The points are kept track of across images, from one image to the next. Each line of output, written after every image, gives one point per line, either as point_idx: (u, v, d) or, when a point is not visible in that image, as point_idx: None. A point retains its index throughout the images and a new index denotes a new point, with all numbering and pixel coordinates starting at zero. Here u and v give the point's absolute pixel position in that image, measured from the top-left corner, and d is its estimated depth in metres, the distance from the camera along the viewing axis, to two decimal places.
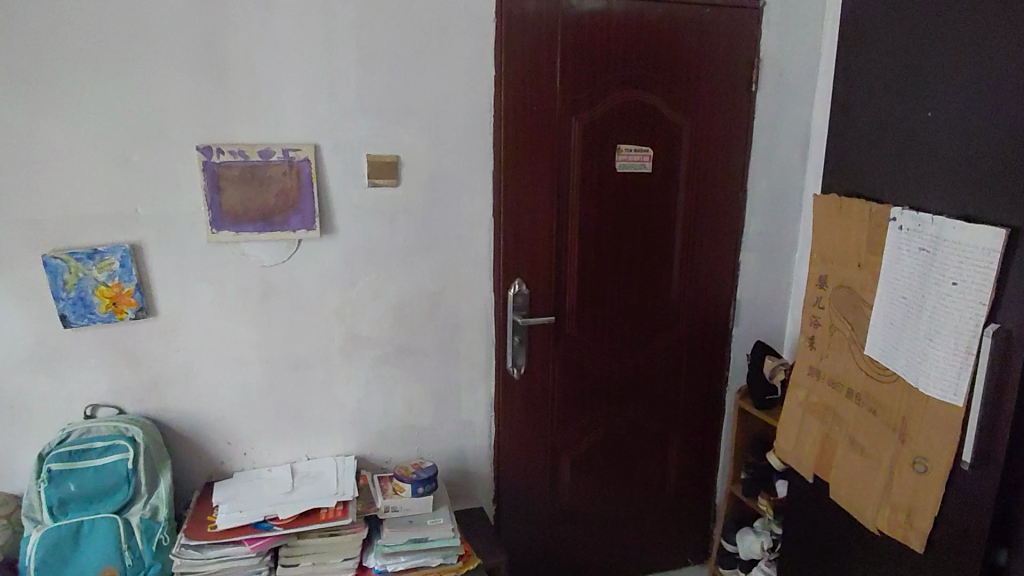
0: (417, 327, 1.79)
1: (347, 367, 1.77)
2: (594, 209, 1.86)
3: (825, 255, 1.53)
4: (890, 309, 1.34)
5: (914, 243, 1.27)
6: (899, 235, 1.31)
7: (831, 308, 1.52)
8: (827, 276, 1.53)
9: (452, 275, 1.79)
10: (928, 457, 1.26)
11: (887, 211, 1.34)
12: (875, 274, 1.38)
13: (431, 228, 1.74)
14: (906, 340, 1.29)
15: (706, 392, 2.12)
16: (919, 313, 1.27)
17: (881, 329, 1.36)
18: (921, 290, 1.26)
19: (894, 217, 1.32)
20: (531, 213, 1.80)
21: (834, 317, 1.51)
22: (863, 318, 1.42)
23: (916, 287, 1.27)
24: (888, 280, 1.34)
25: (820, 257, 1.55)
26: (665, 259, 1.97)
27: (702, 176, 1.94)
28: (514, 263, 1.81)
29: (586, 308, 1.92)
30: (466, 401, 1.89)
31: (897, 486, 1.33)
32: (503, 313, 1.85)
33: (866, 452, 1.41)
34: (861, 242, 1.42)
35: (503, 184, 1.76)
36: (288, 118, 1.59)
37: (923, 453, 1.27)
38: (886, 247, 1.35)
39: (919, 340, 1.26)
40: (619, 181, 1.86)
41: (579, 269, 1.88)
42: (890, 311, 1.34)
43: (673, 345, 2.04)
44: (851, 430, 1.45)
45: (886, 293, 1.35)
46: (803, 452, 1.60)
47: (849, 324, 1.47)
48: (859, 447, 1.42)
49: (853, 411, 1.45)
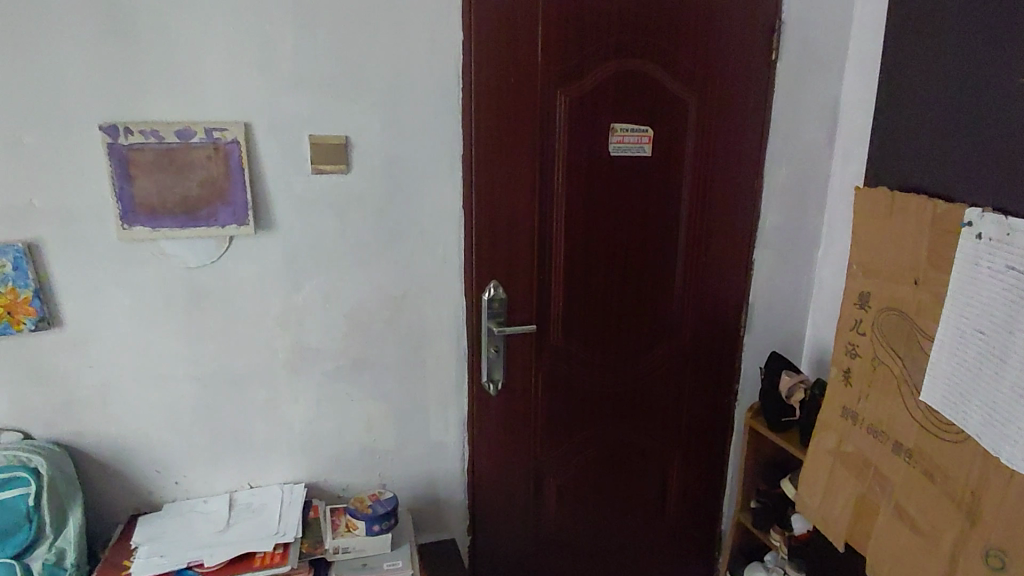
0: (376, 338, 1.54)
1: (294, 383, 1.52)
2: (584, 200, 1.59)
3: (869, 269, 1.31)
4: (961, 342, 1.10)
5: (999, 260, 1.03)
6: (980, 247, 1.07)
7: (874, 338, 1.30)
8: (870, 295, 1.32)
9: (416, 276, 1.53)
10: (1007, 542, 1.03)
11: (960, 212, 1.11)
12: (936, 300, 1.16)
13: (389, 222, 1.48)
14: (985, 381, 1.06)
15: (712, 407, 1.87)
16: (1004, 350, 1.03)
17: (948, 365, 1.13)
18: (1008, 321, 1.02)
19: (972, 222, 1.08)
20: (508, 205, 1.53)
21: (878, 349, 1.29)
22: (917, 355, 1.20)
23: (1000, 316, 1.03)
24: (960, 305, 1.10)
25: (862, 268, 1.33)
26: (667, 258, 1.70)
27: (712, 161, 1.66)
28: (489, 263, 1.55)
29: (574, 316, 1.66)
30: (435, 421, 1.64)
31: (961, 569, 1.11)
32: (476, 321, 1.59)
33: (916, 522, 1.19)
34: (917, 250, 1.20)
35: (474, 171, 1.49)
36: (212, 92, 1.32)
37: (1000, 536, 1.04)
38: (958, 264, 1.11)
39: (1002, 383, 1.03)
40: (613, 167, 1.59)
41: (567, 270, 1.62)
42: (961, 346, 1.10)
43: (676, 355, 1.79)
44: (894, 486, 1.24)
45: (956, 321, 1.11)
46: (835, 509, 1.37)
47: (898, 359, 1.25)
48: (911, 515, 1.20)
49: (901, 470, 1.23)
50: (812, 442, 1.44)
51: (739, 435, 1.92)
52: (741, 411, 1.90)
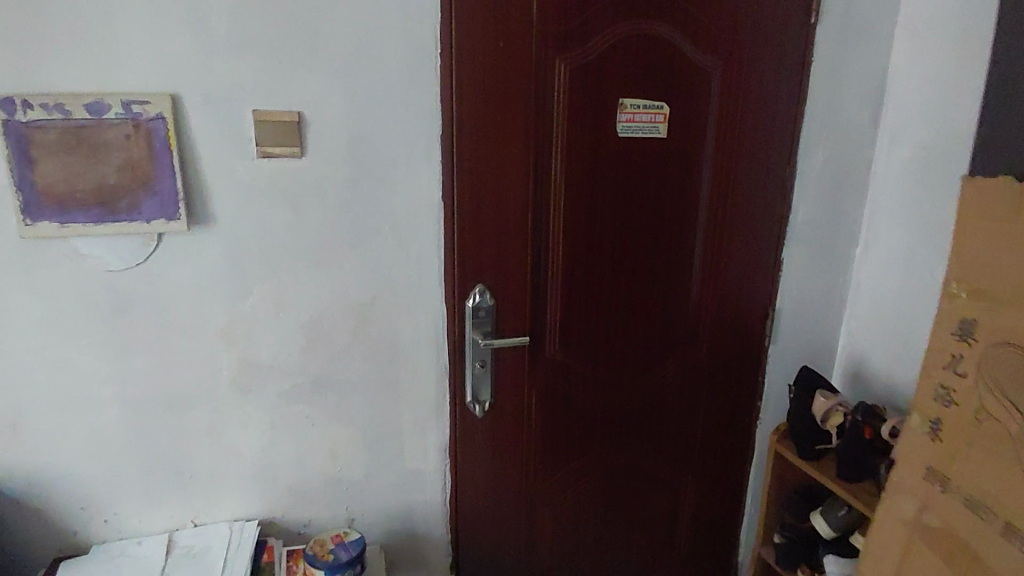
0: (340, 353, 1.30)
1: (244, 406, 1.29)
2: (587, 189, 1.34)
3: (978, 289, 1.02)
4: None
5: None
6: None
7: (979, 383, 1.00)
8: (977, 326, 1.02)
9: (388, 281, 1.29)
10: None
11: None
12: None
13: (354, 215, 1.23)
14: None
15: (732, 426, 1.64)
16: None
17: None
18: None
19: None
20: (496, 195, 1.29)
21: (986, 400, 0.99)
22: None
23: None
24: None
25: (967, 286, 1.04)
26: (683, 257, 1.46)
27: (737, 144, 1.42)
28: (474, 264, 1.31)
29: (574, 326, 1.42)
30: (412, 447, 1.41)
31: None
32: (459, 332, 1.35)
33: None
34: None
35: (455, 154, 1.24)
36: (130, 56, 1.08)
37: None
38: None
39: None
40: (621, 150, 1.34)
41: (565, 271, 1.38)
42: None
43: (691, 368, 1.56)
44: None
45: None
46: None
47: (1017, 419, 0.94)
48: None
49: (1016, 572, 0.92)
50: (882, 509, 1.15)
51: (761, 457, 1.69)
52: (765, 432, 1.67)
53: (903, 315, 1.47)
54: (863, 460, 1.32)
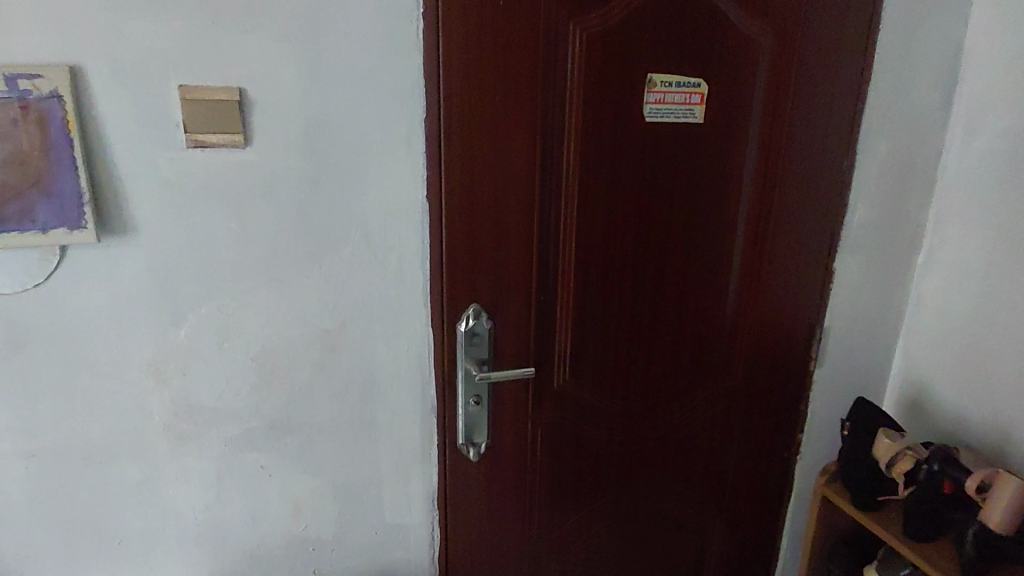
0: (303, 390, 1.06)
1: (183, 457, 1.04)
2: (605, 189, 1.09)
3: None
4: None
5: None
6: None
7: None
8: None
9: (360, 302, 1.04)
10: None
11: None
12: None
13: (316, 221, 0.98)
14: None
15: (769, 461, 1.40)
16: None
17: None
18: None
19: None
20: (494, 197, 1.04)
21: None
22: None
23: None
24: None
25: None
26: (718, 270, 1.22)
27: (787, 133, 1.17)
28: (467, 279, 1.07)
29: (586, 353, 1.18)
30: (393, 498, 1.17)
31: None
32: (449, 362, 1.11)
33: None
34: None
35: (442, 146, 0.99)
36: (12, 14, 0.81)
37: None
38: None
39: None
40: (647, 139, 1.09)
41: (578, 288, 1.13)
42: None
43: (724, 399, 1.32)
44: None
45: None
46: None
47: None
48: None
49: None
50: None
51: (800, 498, 1.46)
52: (807, 469, 1.44)
53: (980, 337, 1.23)
54: (936, 515, 1.12)
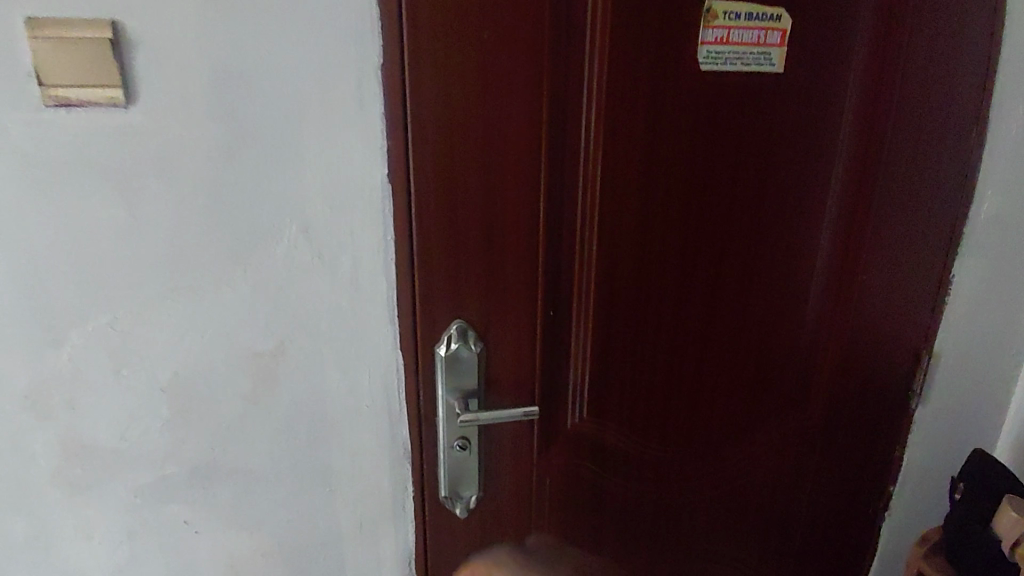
0: (233, 430, 0.81)
1: (82, 510, 0.81)
2: (642, 167, 0.79)
3: None
4: None
5: None
6: None
7: None
8: None
9: (302, 317, 0.77)
10: None
11: None
12: None
13: (237, 211, 0.72)
14: None
15: (847, 518, 1.10)
16: None
17: None
18: None
19: None
20: (485, 179, 0.75)
21: None
22: None
23: None
24: None
25: None
26: (794, 279, 0.91)
27: (900, 90, 0.84)
28: (450, 292, 0.78)
29: (611, 386, 0.89)
30: (358, 563, 0.92)
31: None
32: (426, 398, 0.84)
33: None
34: None
35: (410, 104, 0.71)
36: None
37: None
38: None
39: None
40: (702, 97, 0.78)
41: (602, 301, 0.84)
42: None
43: (795, 442, 1.01)
44: None
45: None
46: None
47: None
48: None
49: None
50: None
51: (883, 560, 1.16)
52: (894, 527, 1.13)
53: None
54: None
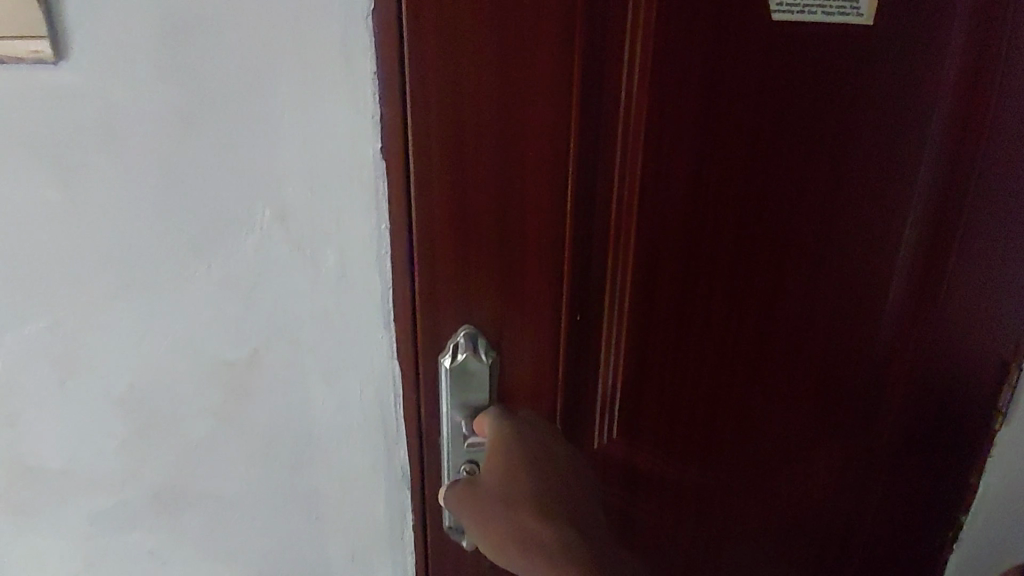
0: (202, 450, 0.69)
1: (33, 537, 0.71)
2: (692, 141, 0.65)
3: None
4: None
5: None
6: None
7: None
8: None
9: (279, 321, 0.64)
10: None
11: None
12: None
13: (197, 193, 0.59)
14: None
15: (911, 546, 0.97)
16: None
17: None
18: None
19: None
20: (502, 155, 0.60)
21: None
22: None
23: None
24: None
25: None
26: (867, 276, 0.77)
27: (1010, 50, 0.70)
28: (459, 295, 0.65)
29: (646, 400, 0.76)
30: None
31: None
32: (429, 417, 0.70)
33: None
34: None
35: (409, 61, 0.55)
36: None
37: None
38: None
39: None
40: (770, 55, 0.64)
41: (638, 302, 0.70)
42: None
43: (856, 464, 0.88)
44: None
45: None
46: None
47: None
48: None
49: None
50: None
51: None
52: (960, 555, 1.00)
53: None
54: None
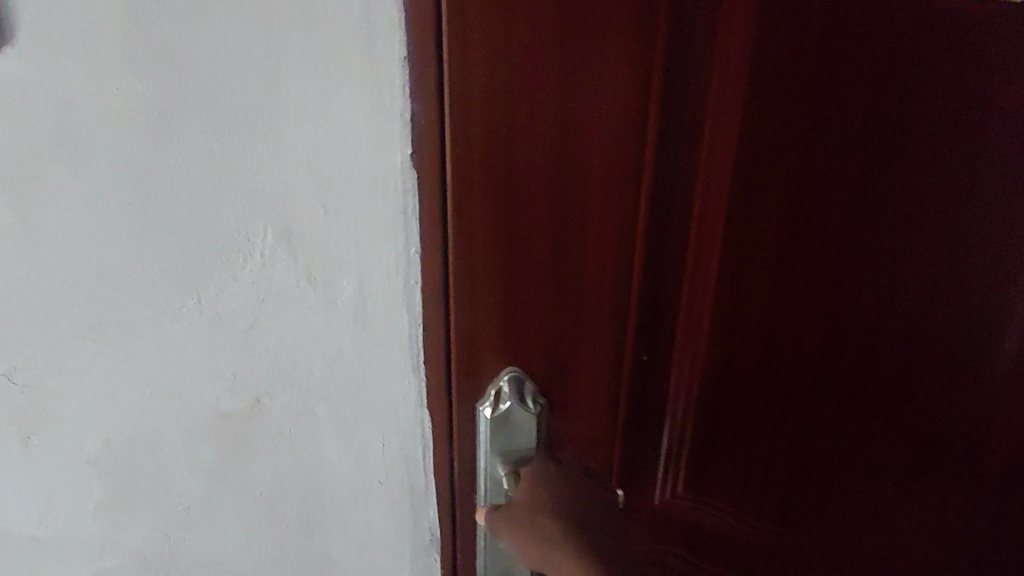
0: (194, 514, 0.58)
1: None
2: (793, 145, 0.52)
3: None
4: None
5: None
6: None
7: None
8: None
9: (284, 366, 0.53)
10: None
11: None
12: None
13: (181, 213, 0.47)
14: None
15: None
16: None
17: None
18: None
19: None
20: (560, 160, 0.48)
21: None
22: None
23: None
24: None
25: None
26: (994, 309, 0.63)
27: None
28: (508, 332, 0.53)
29: (719, 452, 0.64)
30: None
31: None
32: (464, 478, 0.58)
33: None
34: None
35: (448, 39, 0.44)
36: None
37: None
38: None
39: None
40: (897, 37, 0.51)
41: (717, 340, 0.58)
42: None
43: (959, 525, 0.74)
44: None
45: None
46: None
47: None
48: None
49: None
50: None
51: None
52: None
53: None
54: None
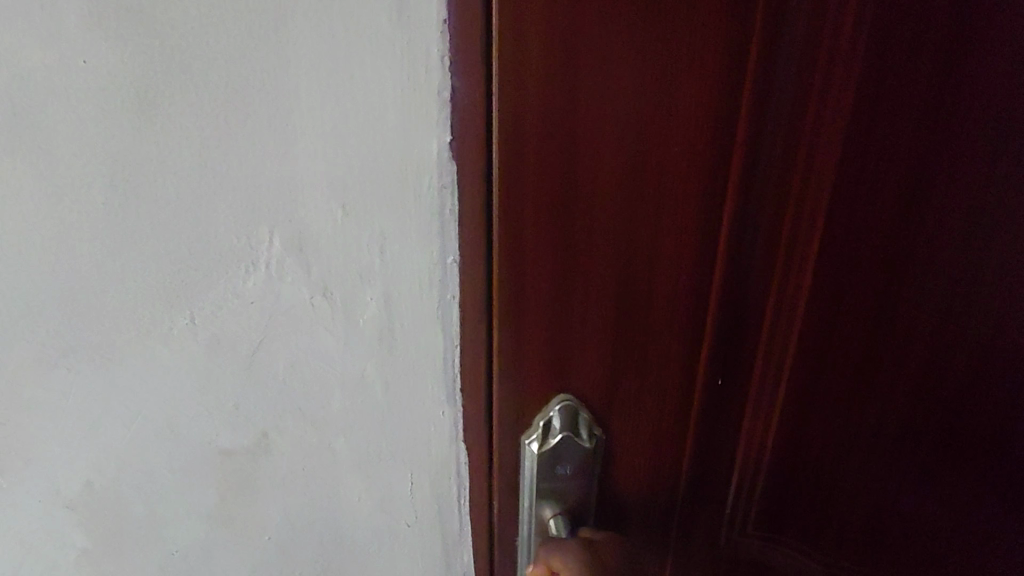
0: (192, 562, 0.50)
1: None
2: (918, 136, 0.42)
3: None
4: None
5: None
6: None
7: None
8: None
9: (295, 396, 0.44)
10: None
11: None
12: None
13: (167, 215, 0.38)
14: None
15: None
16: None
17: None
18: None
19: None
20: (637, 165, 0.38)
21: None
22: None
23: None
24: None
25: None
26: None
27: None
28: (563, 368, 0.43)
29: (804, 497, 0.54)
30: None
31: None
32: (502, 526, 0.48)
33: None
34: None
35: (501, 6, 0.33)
36: None
37: None
38: None
39: None
40: None
41: (810, 372, 0.48)
42: None
43: None
44: None
45: None
46: None
47: None
48: None
49: None
50: None
51: None
52: None
53: None
54: None
